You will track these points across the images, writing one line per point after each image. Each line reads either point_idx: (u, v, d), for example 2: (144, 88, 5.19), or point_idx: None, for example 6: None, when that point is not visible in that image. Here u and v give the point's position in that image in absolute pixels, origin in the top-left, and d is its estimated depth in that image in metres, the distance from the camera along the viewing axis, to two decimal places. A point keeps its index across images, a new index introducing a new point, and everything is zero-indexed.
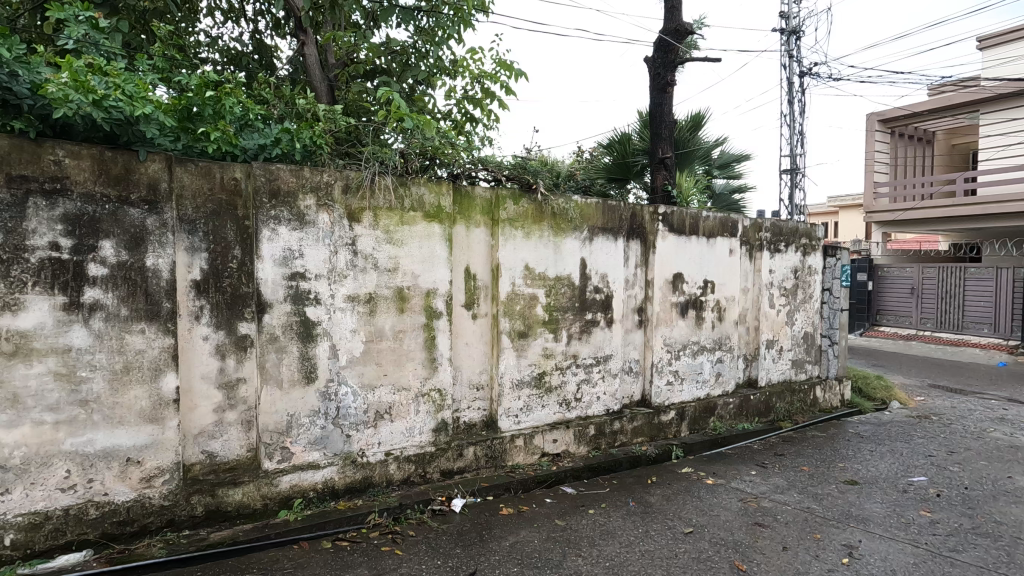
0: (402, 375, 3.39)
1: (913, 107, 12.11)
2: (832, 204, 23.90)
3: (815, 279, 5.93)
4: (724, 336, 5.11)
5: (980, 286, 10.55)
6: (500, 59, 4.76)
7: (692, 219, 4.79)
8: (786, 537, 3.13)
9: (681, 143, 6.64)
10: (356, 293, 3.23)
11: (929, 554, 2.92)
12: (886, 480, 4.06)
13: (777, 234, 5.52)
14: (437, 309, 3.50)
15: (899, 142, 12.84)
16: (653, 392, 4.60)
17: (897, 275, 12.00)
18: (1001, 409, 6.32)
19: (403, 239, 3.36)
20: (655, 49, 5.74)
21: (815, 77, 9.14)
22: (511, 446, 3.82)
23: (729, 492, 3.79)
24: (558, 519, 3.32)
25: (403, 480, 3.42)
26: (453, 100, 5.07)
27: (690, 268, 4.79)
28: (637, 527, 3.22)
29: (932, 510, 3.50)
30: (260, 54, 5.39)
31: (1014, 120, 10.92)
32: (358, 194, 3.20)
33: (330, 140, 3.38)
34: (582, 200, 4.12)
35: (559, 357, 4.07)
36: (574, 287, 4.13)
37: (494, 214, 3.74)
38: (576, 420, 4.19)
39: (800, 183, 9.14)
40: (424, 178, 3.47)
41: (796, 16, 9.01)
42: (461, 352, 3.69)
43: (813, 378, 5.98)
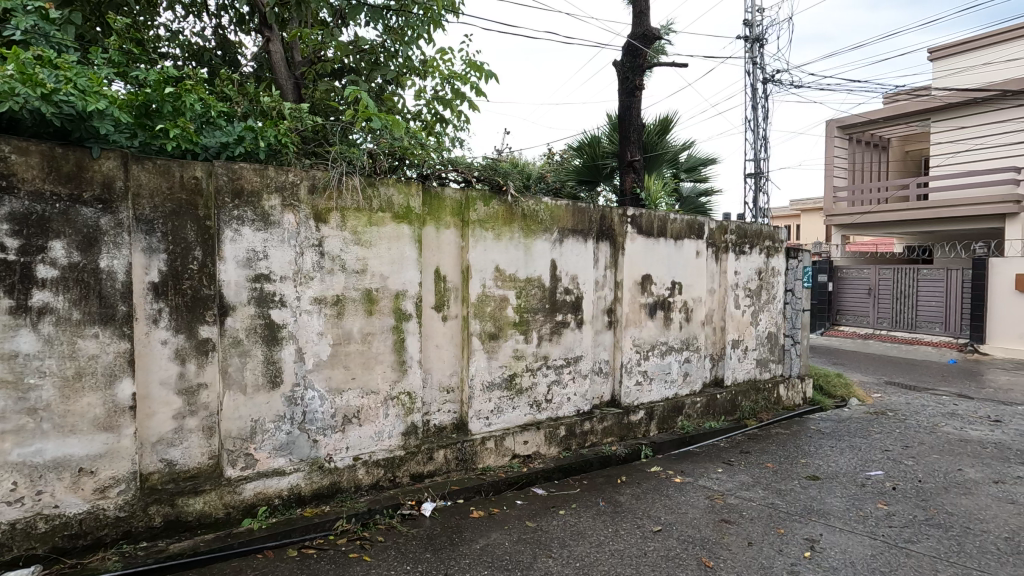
0: (371, 378, 3.35)
1: (869, 114, 12.58)
2: (794, 208, 24.70)
3: (778, 280, 6.09)
4: (692, 336, 5.20)
5: (932, 287, 11.01)
6: (470, 60, 4.73)
7: (660, 221, 4.86)
8: (751, 533, 3.20)
9: (650, 146, 6.74)
10: (323, 295, 3.17)
11: (886, 546, 3.03)
12: (846, 474, 4.19)
13: (742, 235, 5.65)
14: (407, 310, 3.46)
15: (857, 148, 13.32)
16: (623, 392, 4.66)
17: (855, 276, 12.42)
18: (951, 405, 6.61)
19: (371, 240, 3.31)
20: (625, 54, 5.83)
21: (778, 84, 9.39)
22: (481, 448, 3.81)
23: (696, 490, 3.85)
24: (530, 521, 3.32)
25: (372, 485, 3.37)
26: (423, 100, 5.03)
27: (658, 270, 4.87)
28: (606, 527, 3.25)
29: (888, 503, 3.63)
30: (224, 50, 5.25)
31: (964, 127, 11.43)
32: (324, 194, 3.14)
33: (296, 140, 3.30)
34: (552, 201, 4.14)
35: (530, 359, 4.08)
36: (545, 289, 4.14)
37: (464, 215, 3.72)
38: (546, 421, 4.20)
39: (764, 186, 9.37)
40: (393, 179, 3.43)
41: (760, 23, 9.24)
42: (431, 353, 3.66)
43: (777, 377, 6.14)
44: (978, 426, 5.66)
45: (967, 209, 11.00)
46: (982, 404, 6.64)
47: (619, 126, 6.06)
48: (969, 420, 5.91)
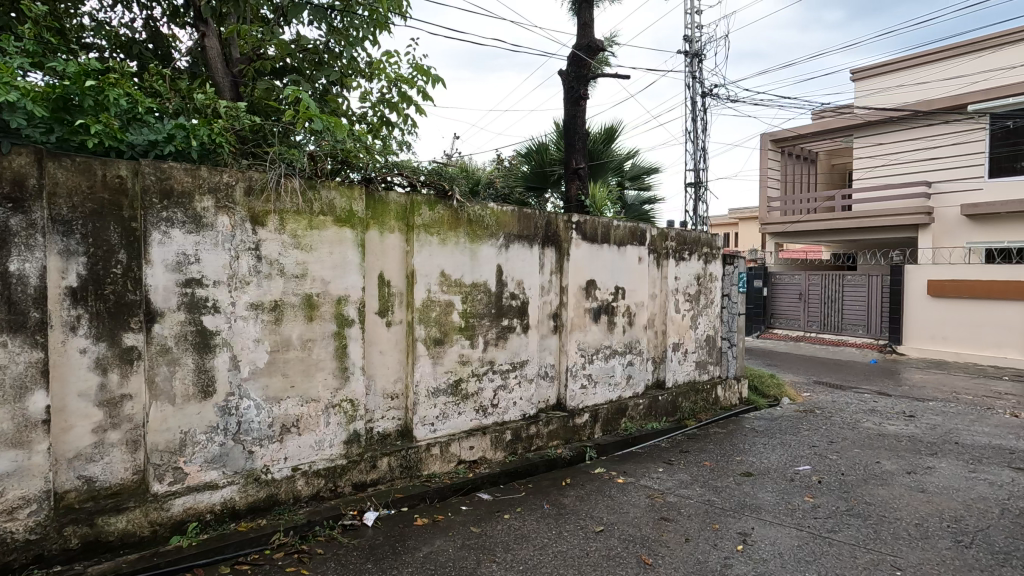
0: (311, 386, 3.26)
1: (799, 129, 13.35)
2: (731, 217, 25.88)
3: (716, 286, 6.35)
4: (635, 340, 5.35)
5: (856, 292, 11.77)
6: (417, 64, 4.70)
7: (604, 227, 4.98)
8: (688, 529, 3.31)
9: (595, 154, 6.91)
10: (260, 300, 3.06)
11: (811, 537, 3.20)
12: (777, 470, 4.42)
13: (682, 242, 5.86)
14: (349, 316, 3.39)
15: (789, 161, 14.09)
16: (567, 396, 4.73)
17: (787, 282, 13.10)
18: (873, 402, 7.07)
19: (312, 244, 3.23)
20: (570, 64, 5.97)
21: (716, 98, 9.80)
22: (426, 455, 3.77)
23: (637, 490, 3.96)
24: (474, 526, 3.32)
25: (312, 495, 3.27)
26: (368, 102, 4.96)
27: (602, 275, 4.98)
28: (550, 529, 3.29)
29: (814, 496, 3.85)
30: (155, 44, 5.00)
31: (882, 144, 12.32)
32: (262, 196, 3.05)
33: (232, 140, 3.18)
34: (498, 207, 4.16)
35: (475, 363, 4.07)
36: (490, 293, 4.16)
37: (408, 219, 3.69)
38: (492, 426, 4.21)
39: (703, 196, 9.75)
40: (335, 181, 3.36)
41: (699, 39, 9.63)
42: (375, 360, 3.60)
43: (715, 379, 6.39)
44: (894, 421, 6.09)
45: (885, 219, 11.85)
46: (898, 401, 7.15)
47: (565, 133, 6.17)
48: (886, 416, 6.35)
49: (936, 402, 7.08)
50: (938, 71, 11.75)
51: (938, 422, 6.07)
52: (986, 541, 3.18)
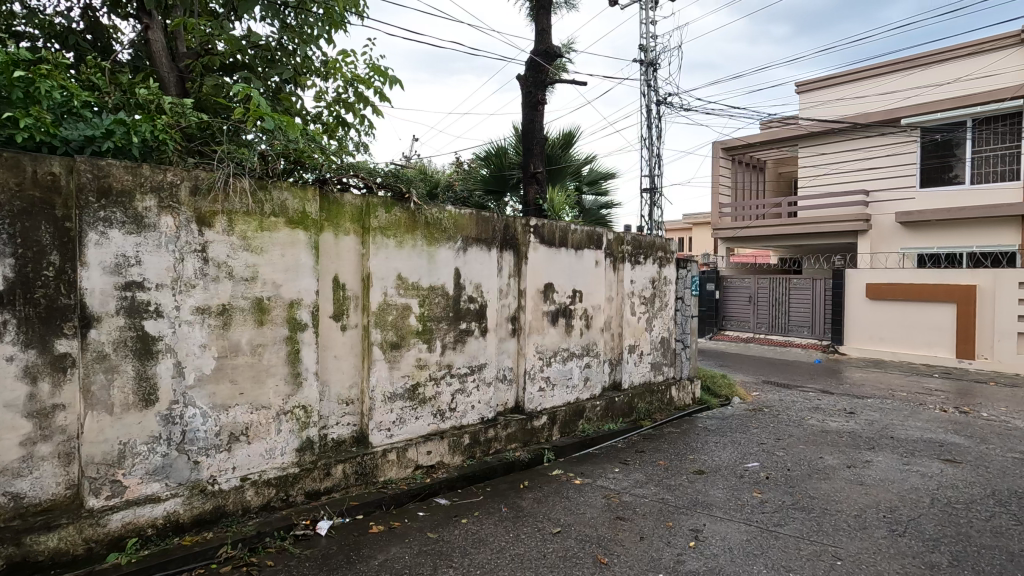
0: (261, 392, 3.15)
1: (748, 138, 13.87)
2: (685, 222, 26.64)
3: (670, 289, 6.52)
4: (592, 342, 5.43)
5: (802, 295, 12.30)
6: (374, 64, 4.63)
7: (562, 231, 5.03)
8: (643, 528, 3.38)
9: (554, 159, 6.98)
10: (207, 304, 2.94)
11: (759, 531, 3.32)
12: (727, 467, 4.56)
13: (637, 246, 5.99)
14: (302, 320, 3.31)
15: (739, 168, 14.61)
16: (526, 398, 4.76)
17: (738, 285, 13.57)
18: (817, 400, 7.40)
19: (263, 247, 3.14)
20: (528, 69, 6.04)
21: (670, 106, 10.07)
22: (382, 461, 3.71)
23: (594, 490, 4.01)
24: (431, 532, 3.28)
25: (262, 506, 3.17)
26: (323, 102, 4.85)
27: (560, 279, 5.03)
28: (508, 532, 3.29)
29: (762, 491, 3.99)
30: (95, 35, 4.76)
31: (825, 154, 12.94)
32: (209, 196, 2.94)
33: (177, 137, 3.05)
34: (455, 210, 4.14)
35: (433, 367, 4.04)
36: (448, 297, 4.13)
37: (364, 222, 3.63)
38: (450, 430, 4.18)
39: (658, 201, 9.99)
40: (288, 182, 3.27)
41: (653, 49, 9.88)
42: (329, 365, 3.52)
43: (669, 380, 6.55)
44: (836, 418, 6.39)
45: (827, 225, 12.44)
46: (840, 398, 7.51)
47: (524, 138, 6.21)
48: (829, 413, 6.65)
49: (874, 399, 7.47)
50: (873, 85, 12.42)
51: (875, 418, 6.41)
52: (917, 529, 3.37)
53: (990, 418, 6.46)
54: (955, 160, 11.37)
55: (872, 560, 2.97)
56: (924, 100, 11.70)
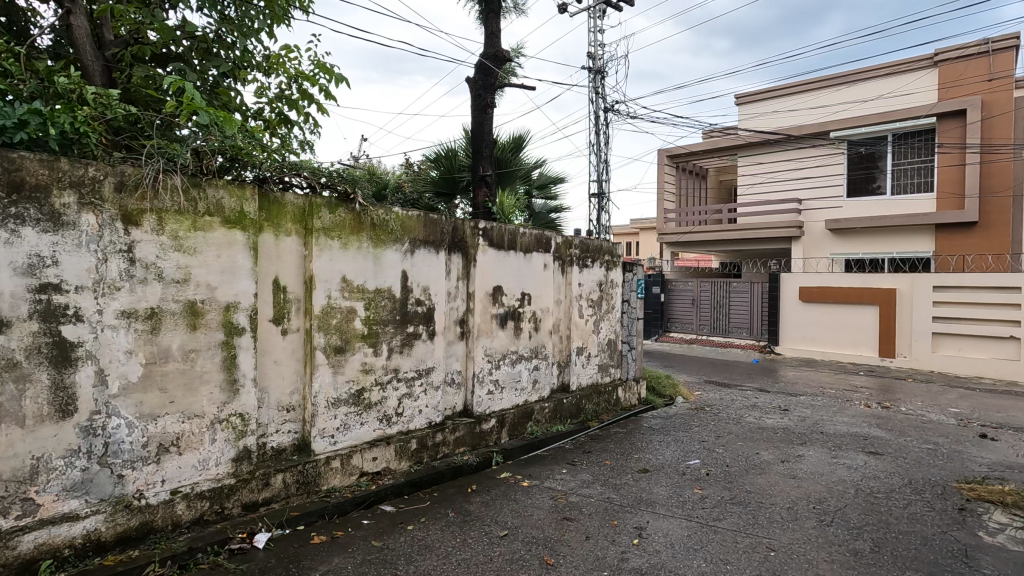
0: (194, 400, 3.00)
1: (691, 147, 14.38)
2: (632, 226, 27.33)
3: (616, 292, 6.65)
4: (540, 345, 5.47)
5: (741, 297, 12.84)
6: (319, 61, 4.49)
7: (510, 234, 5.05)
8: (589, 527, 3.42)
9: (504, 162, 7.01)
10: (134, 308, 2.77)
11: (699, 526, 3.44)
12: (670, 465, 4.69)
13: (585, 250, 6.08)
14: (239, 324, 3.17)
15: (683, 175, 15.11)
16: (474, 402, 4.74)
17: (682, 288, 14.02)
18: (754, 398, 7.74)
19: (196, 247, 2.98)
20: (477, 72, 6.07)
21: (617, 113, 10.30)
22: (325, 469, 3.61)
23: (542, 492, 4.03)
24: (376, 540, 3.21)
25: (194, 520, 3.01)
26: (264, 98, 4.67)
27: (508, 281, 5.04)
28: (455, 537, 3.26)
29: (703, 488, 4.13)
30: (9, 18, 4.40)
31: (762, 163, 13.58)
32: (135, 193, 2.78)
33: (101, 129, 2.87)
34: (403, 211, 4.08)
35: (379, 371, 3.96)
36: (395, 299, 4.06)
37: (307, 222, 3.53)
38: (396, 435, 4.10)
39: (606, 206, 10.19)
40: (224, 179, 3.13)
41: (601, 56, 10.09)
42: (269, 370, 3.40)
43: (616, 381, 6.68)
44: (771, 415, 6.70)
45: (764, 232, 13.06)
46: (775, 396, 7.88)
47: (473, 140, 6.20)
48: (765, 410, 6.97)
49: (806, 397, 7.89)
50: (805, 100, 13.14)
51: (807, 414, 6.76)
52: (843, 518, 3.57)
53: (908, 412, 6.95)
54: (877, 172, 12.19)
55: (802, 550, 3.13)
56: (851, 115, 12.48)
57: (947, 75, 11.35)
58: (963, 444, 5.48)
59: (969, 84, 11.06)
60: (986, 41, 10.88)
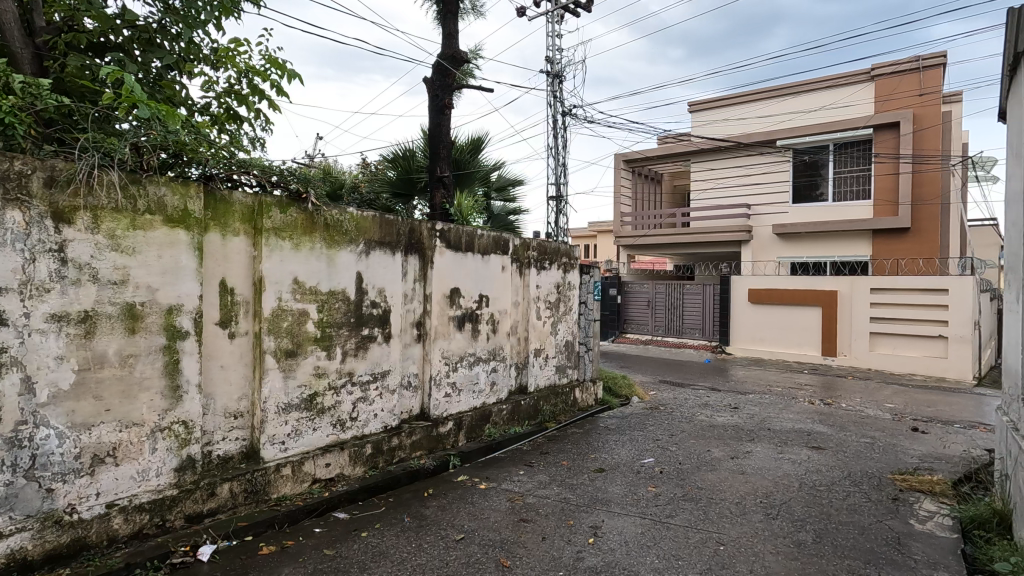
0: (132, 408, 2.85)
1: (646, 152, 14.70)
2: (590, 230, 27.76)
3: (574, 294, 6.73)
4: (498, 347, 5.47)
5: (694, 299, 13.21)
6: (271, 56, 4.35)
7: (468, 236, 5.03)
8: (545, 528, 3.44)
9: (462, 163, 6.97)
10: (66, 311, 2.61)
11: (652, 523, 3.51)
12: (625, 464, 4.78)
13: (542, 252, 6.12)
14: (183, 328, 3.03)
15: (638, 180, 15.43)
16: (431, 405, 4.69)
17: (638, 290, 14.30)
18: (706, 397, 7.97)
19: (135, 247, 2.84)
20: (435, 73, 6.04)
21: (575, 117, 10.42)
22: (276, 476, 3.49)
23: (499, 494, 4.03)
24: (328, 548, 3.13)
25: (132, 535, 2.85)
26: (212, 92, 4.48)
27: (466, 284, 5.02)
28: (410, 542, 3.21)
29: (656, 485, 4.22)
30: None
31: (714, 169, 14.02)
32: (67, 189, 2.62)
33: (30, 121, 2.70)
34: (358, 212, 4.01)
35: (332, 376, 3.87)
36: (349, 302, 3.98)
37: (256, 222, 3.41)
38: (351, 440, 4.02)
39: (564, 209, 10.28)
40: (166, 176, 2.99)
41: (559, 61, 10.19)
42: (215, 376, 3.27)
43: (573, 382, 6.75)
44: (722, 413, 6.92)
45: (716, 235, 13.48)
46: (726, 395, 8.14)
47: (430, 141, 6.14)
48: (716, 409, 7.19)
49: (755, 395, 8.18)
50: (754, 108, 13.65)
51: (755, 411, 7.02)
52: (787, 511, 3.72)
53: (848, 408, 7.31)
54: (820, 179, 12.79)
55: (750, 543, 3.24)
56: (796, 125, 13.04)
57: (883, 89, 12.01)
58: (897, 437, 5.80)
59: (902, 98, 11.74)
60: (917, 58, 11.57)
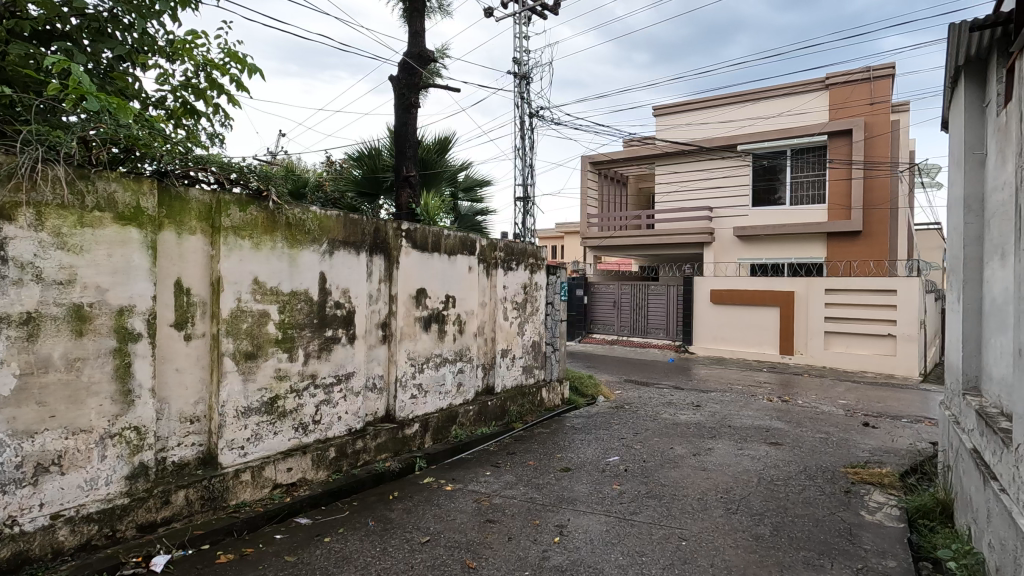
0: (79, 414, 2.72)
1: (612, 154, 14.90)
2: (557, 231, 27.95)
3: (540, 295, 6.76)
4: (465, 347, 5.45)
5: (658, 300, 13.45)
6: (230, 50, 4.22)
7: (434, 236, 5.00)
8: (511, 528, 3.45)
9: (429, 163, 6.92)
10: (6, 312, 2.48)
11: (617, 520, 3.56)
12: (591, 463, 4.83)
13: (510, 253, 6.13)
14: (135, 329, 2.91)
15: (604, 182, 15.63)
16: (396, 406, 4.63)
17: (604, 291, 14.47)
18: (670, 395, 8.12)
19: (82, 246, 2.72)
20: (401, 71, 5.98)
21: (542, 119, 10.47)
22: (234, 483, 3.39)
23: (465, 495, 4.01)
24: (289, 555, 3.06)
25: (80, 547, 2.73)
26: (168, 85, 4.32)
27: (432, 284, 4.98)
28: (374, 546, 3.17)
29: (621, 483, 4.28)
30: None
31: (677, 172, 14.31)
32: (7, 183, 2.48)
33: None
34: (321, 211, 3.93)
35: (294, 378, 3.78)
36: (312, 303, 3.90)
37: (214, 220, 3.31)
38: (313, 444, 3.93)
39: (531, 210, 10.32)
40: (117, 172, 2.87)
41: (527, 62, 10.23)
42: (169, 379, 3.15)
43: (540, 382, 6.78)
44: (685, 411, 7.07)
45: (680, 237, 13.76)
46: (688, 393, 8.32)
47: (396, 140, 6.07)
48: (679, 407, 7.34)
49: (717, 393, 8.39)
50: (715, 114, 14.00)
51: (717, 409, 7.19)
52: (747, 506, 3.82)
53: (804, 405, 7.57)
54: (778, 183, 13.21)
55: (711, 538, 3.32)
56: (756, 130, 13.43)
57: (837, 97, 12.49)
58: (849, 432, 6.04)
59: (854, 106, 12.24)
60: (869, 69, 12.09)
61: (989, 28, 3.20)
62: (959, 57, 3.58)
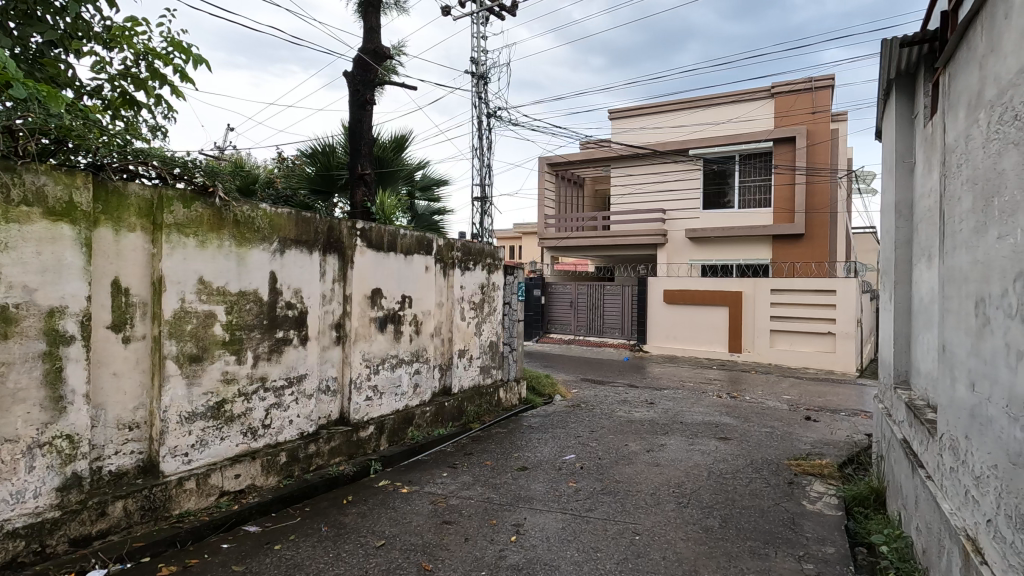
0: (4, 423, 2.54)
1: (569, 156, 15.09)
2: (515, 231, 28.06)
3: (498, 295, 6.77)
4: (421, 348, 5.39)
5: (614, 299, 13.69)
6: (174, 39, 4.03)
7: (390, 235, 4.93)
8: (468, 529, 3.43)
9: (385, 162, 6.81)
10: None
11: (572, 518, 3.60)
12: (547, 461, 4.87)
13: (467, 253, 6.11)
14: (67, 332, 2.75)
15: (562, 183, 15.80)
16: (351, 409, 4.54)
17: (561, 291, 14.62)
18: (625, 393, 8.28)
19: (6, 243, 2.53)
20: (356, 67, 5.87)
21: (500, 119, 10.49)
22: (178, 491, 3.24)
23: (421, 497, 3.98)
24: (236, 564, 2.95)
25: (5, 564, 2.55)
26: (105, 74, 4.09)
27: (388, 284, 4.91)
28: (327, 552, 3.10)
29: (576, 481, 4.33)
30: None
31: (632, 175, 14.62)
32: None
33: None
34: (271, 208, 3.81)
35: (243, 382, 3.65)
36: (262, 303, 3.78)
37: (155, 217, 3.15)
38: (263, 449, 3.81)
39: (489, 210, 10.32)
40: (47, 165, 2.71)
41: (485, 62, 10.23)
42: (106, 384, 2.99)
43: (497, 382, 6.79)
44: (639, 408, 7.23)
45: (634, 238, 14.05)
46: (643, 391, 8.51)
47: (351, 137, 5.95)
48: (634, 405, 7.50)
49: (669, 390, 8.61)
50: (668, 118, 14.37)
51: (669, 406, 7.39)
52: (697, 499, 3.95)
53: (751, 401, 7.87)
54: (727, 187, 13.69)
55: (663, 531, 3.40)
56: (707, 136, 13.88)
57: (781, 105, 13.05)
58: (793, 426, 6.32)
59: (797, 114, 12.82)
60: (811, 79, 12.69)
61: (917, 45, 3.41)
62: (891, 71, 3.80)
